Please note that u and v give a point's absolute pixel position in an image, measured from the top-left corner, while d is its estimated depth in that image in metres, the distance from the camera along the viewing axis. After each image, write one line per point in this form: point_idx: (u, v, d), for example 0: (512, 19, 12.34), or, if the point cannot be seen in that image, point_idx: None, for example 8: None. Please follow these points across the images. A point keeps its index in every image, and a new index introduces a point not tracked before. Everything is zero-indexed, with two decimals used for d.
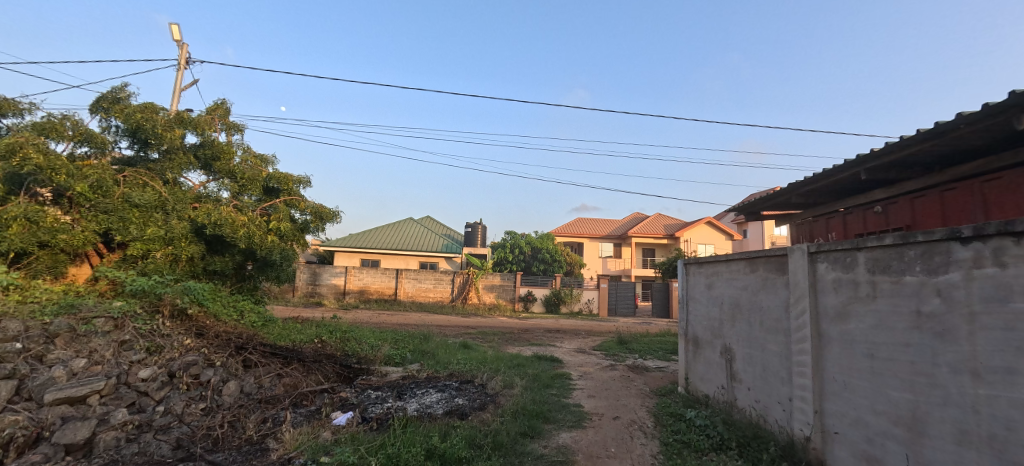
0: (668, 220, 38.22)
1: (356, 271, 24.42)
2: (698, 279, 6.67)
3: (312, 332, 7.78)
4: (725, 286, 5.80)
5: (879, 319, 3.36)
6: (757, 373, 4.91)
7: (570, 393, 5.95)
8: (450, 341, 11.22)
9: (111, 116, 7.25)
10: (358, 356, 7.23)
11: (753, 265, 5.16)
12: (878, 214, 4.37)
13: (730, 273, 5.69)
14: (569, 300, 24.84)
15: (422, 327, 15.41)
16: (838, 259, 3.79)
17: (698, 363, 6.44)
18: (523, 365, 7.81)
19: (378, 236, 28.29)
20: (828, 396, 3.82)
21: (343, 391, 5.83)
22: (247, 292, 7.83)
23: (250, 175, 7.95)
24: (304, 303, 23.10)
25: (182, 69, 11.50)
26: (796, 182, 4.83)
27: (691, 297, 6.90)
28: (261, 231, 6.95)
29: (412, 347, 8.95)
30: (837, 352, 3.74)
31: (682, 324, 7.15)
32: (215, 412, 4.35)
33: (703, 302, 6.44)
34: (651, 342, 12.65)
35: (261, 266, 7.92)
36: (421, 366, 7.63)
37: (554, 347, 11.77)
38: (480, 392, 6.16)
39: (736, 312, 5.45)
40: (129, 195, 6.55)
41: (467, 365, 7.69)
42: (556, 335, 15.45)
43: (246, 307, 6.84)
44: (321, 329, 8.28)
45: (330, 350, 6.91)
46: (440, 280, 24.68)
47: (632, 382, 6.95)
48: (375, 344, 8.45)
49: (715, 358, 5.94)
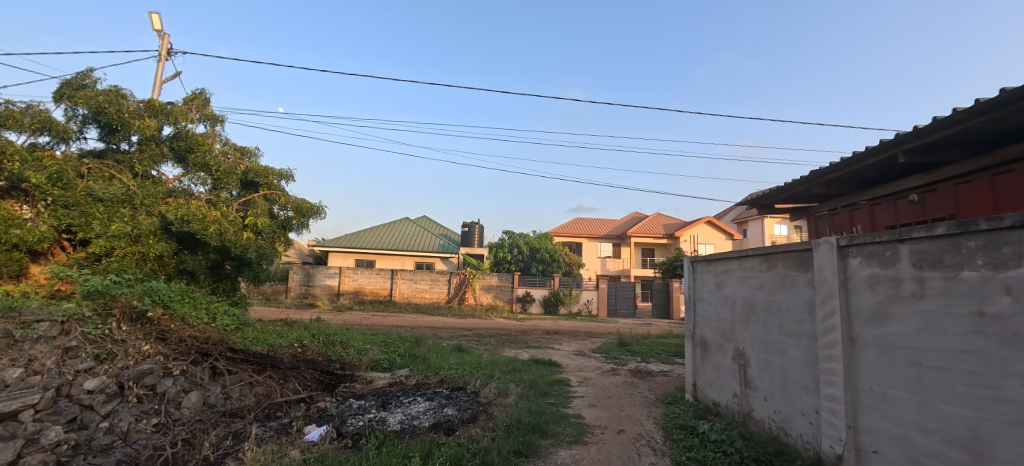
0: (668, 219, 37.79)
1: (350, 272, 23.95)
2: (706, 278, 6.20)
3: (294, 335, 7.28)
4: (737, 285, 5.34)
5: (928, 322, 2.89)
6: (775, 381, 4.44)
7: (569, 402, 5.46)
8: (444, 344, 10.74)
9: (75, 103, 6.76)
10: (342, 362, 6.73)
11: (769, 261, 4.70)
12: (913, 203, 3.88)
13: (743, 271, 5.23)
14: (568, 301, 24.38)
15: (417, 329, 14.93)
16: (874, 253, 3.32)
17: (707, 368, 5.97)
18: (519, 370, 7.33)
19: (374, 236, 27.79)
20: (864, 409, 3.35)
21: (322, 401, 5.33)
22: (225, 294, 7.33)
23: (226, 168, 7.46)
24: (297, 304, 22.59)
25: (163, 60, 11.04)
26: (819, 170, 4.33)
27: (698, 297, 6.44)
28: (235, 227, 6.46)
29: (403, 351, 8.45)
30: (874, 359, 3.28)
31: (689, 326, 6.68)
32: (168, 430, 3.84)
33: (712, 302, 5.98)
34: (653, 344, 12.19)
35: (239, 266, 7.42)
36: (411, 372, 7.13)
37: (552, 350, 11.30)
38: (473, 401, 5.67)
39: (750, 313, 4.99)
40: (92, 189, 6.06)
41: (460, 370, 7.21)
42: (554, 336, 15.00)
43: (219, 309, 6.33)
44: (305, 332, 7.79)
45: (311, 355, 6.40)
46: (436, 280, 24.21)
47: (636, 388, 6.46)
48: (362, 349, 7.94)
49: (726, 363, 5.48)
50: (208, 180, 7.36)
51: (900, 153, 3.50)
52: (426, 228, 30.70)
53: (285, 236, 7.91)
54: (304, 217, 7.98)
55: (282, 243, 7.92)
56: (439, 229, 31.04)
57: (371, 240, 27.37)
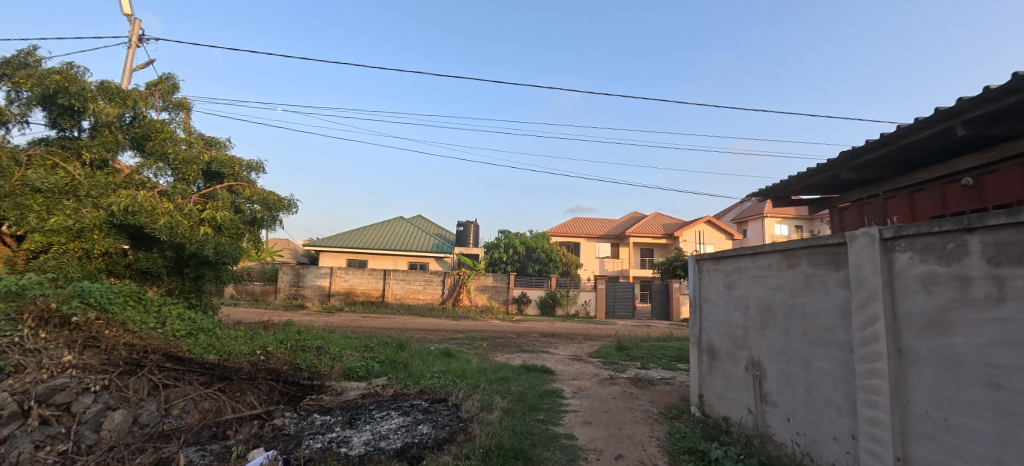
0: (667, 219, 37.20)
1: (342, 272, 23.30)
2: (714, 277, 5.60)
3: (259, 341, 6.63)
4: (750, 286, 4.72)
5: (1009, 333, 2.27)
6: (799, 398, 3.83)
7: (561, 419, 4.82)
8: (431, 348, 10.10)
9: (18, 85, 6.12)
10: (310, 371, 6.07)
11: (790, 258, 4.08)
12: (967, 188, 3.27)
13: (756, 270, 4.63)
14: (565, 302, 23.74)
15: (406, 332, 14.26)
16: (931, 247, 2.70)
17: (716, 379, 5.36)
18: (508, 379, 6.70)
19: (366, 236, 27.11)
20: (917, 439, 2.73)
21: (279, 418, 4.68)
22: (185, 296, 6.66)
23: (187, 157, 6.76)
24: (286, 306, 21.92)
25: (133, 47, 10.40)
26: (852, 150, 3.72)
27: (704, 299, 5.82)
28: (190, 222, 5.83)
29: (383, 357, 7.80)
30: (931, 377, 2.66)
31: (694, 331, 6.07)
32: (74, 460, 3.31)
33: (720, 305, 5.37)
34: (653, 348, 11.57)
35: (200, 264, 6.73)
36: (388, 380, 6.48)
37: (547, 355, 10.68)
38: (452, 417, 5.03)
39: (766, 318, 4.39)
40: (29, 178, 5.42)
41: (443, 379, 6.56)
42: (550, 339, 14.39)
43: (171, 313, 5.68)
44: (275, 337, 7.15)
45: (275, 365, 5.74)
46: (430, 281, 23.54)
47: (636, 401, 5.82)
48: (337, 355, 7.28)
49: (738, 373, 4.86)
50: (167, 171, 6.69)
51: (959, 123, 2.90)
52: (420, 227, 30.04)
53: (253, 232, 7.27)
54: (273, 211, 7.34)
55: (250, 240, 7.27)
56: (433, 228, 30.39)
57: (364, 239, 26.69)
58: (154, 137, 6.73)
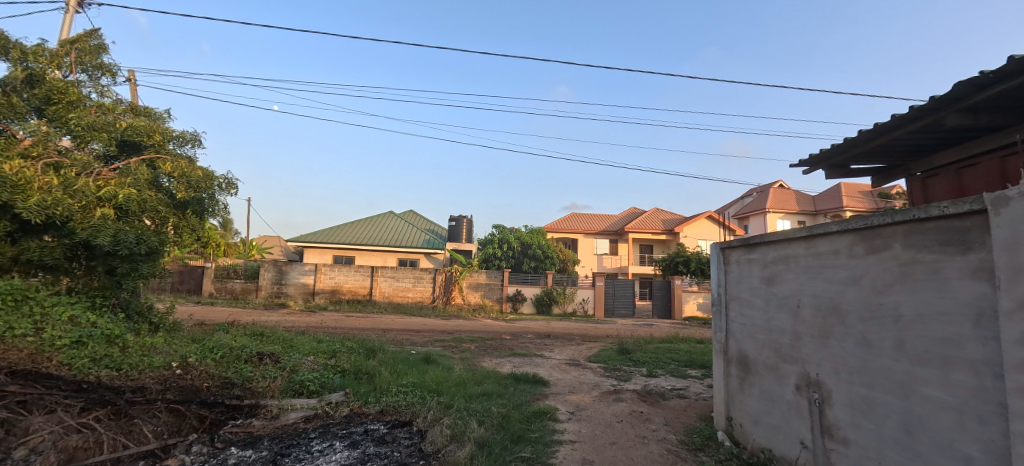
0: (667, 215, 36.08)
1: (327, 269, 22.07)
2: (745, 269, 4.48)
3: (185, 349, 5.44)
4: (804, 279, 3.59)
5: None
6: (892, 438, 2.72)
7: (552, 456, 3.66)
8: (410, 353, 8.96)
9: None
10: (241, 388, 4.82)
11: (870, 241, 2.95)
12: None
13: (812, 259, 3.50)
14: (562, 300, 22.62)
15: (389, 333, 13.06)
16: None
17: (752, 398, 4.22)
18: (491, 394, 5.54)
19: (354, 231, 25.89)
20: None
21: (176, 456, 3.52)
22: (86, 296, 5.54)
23: (91, 122, 6.11)
24: (266, 304, 20.72)
25: (72, 12, 9.18)
26: (965, 84, 2.58)
27: (732, 297, 4.69)
28: (80, 202, 5.31)
29: (346, 366, 6.59)
30: None
31: (717, 337, 4.96)
32: None
33: (756, 305, 4.24)
34: (658, 351, 10.46)
35: (104, 255, 5.68)
36: (343, 396, 5.27)
37: (541, 360, 9.54)
38: (412, 451, 3.86)
39: (832, 322, 3.25)
40: None
41: (410, 394, 5.38)
42: (545, 340, 13.29)
43: (59, 317, 4.52)
44: (211, 345, 5.95)
45: (192, 383, 4.50)
46: (420, 278, 22.35)
47: (650, 425, 4.63)
48: (287, 365, 6.02)
49: (786, 395, 3.73)
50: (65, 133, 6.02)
51: None
52: (411, 222, 28.88)
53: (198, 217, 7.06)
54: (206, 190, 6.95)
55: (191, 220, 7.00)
56: (425, 224, 29.21)
57: (351, 235, 25.46)
58: (58, 100, 6.07)
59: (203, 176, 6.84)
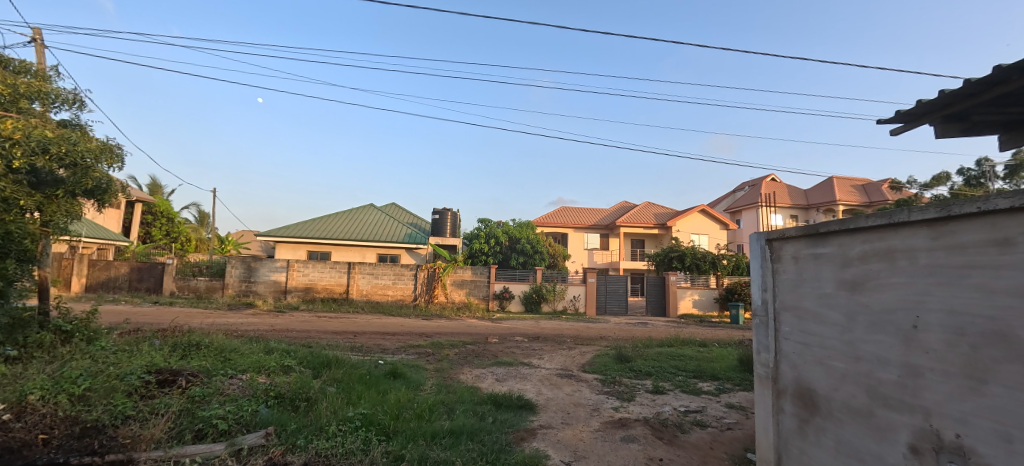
0: (659, 208, 35.07)
1: (300, 266, 20.53)
2: (806, 269, 3.25)
3: (40, 380, 4.11)
4: (926, 285, 2.34)
5: None
6: None
7: None
8: (374, 366, 7.64)
9: None
10: (105, 437, 3.48)
11: None
12: None
13: (943, 255, 2.27)
14: (552, 298, 21.43)
15: (359, 337, 11.67)
16: None
17: (824, 451, 3.03)
18: (460, 432, 4.24)
19: (331, 224, 24.38)
20: None
21: None
22: None
23: None
24: (232, 304, 19.15)
25: None
26: None
27: (787, 306, 3.45)
28: None
29: (279, 388, 5.21)
30: None
31: (760, 359, 3.76)
32: None
33: (828, 319, 3.01)
34: (660, 358, 9.30)
35: None
36: (262, 438, 3.88)
37: (529, 371, 8.29)
38: None
39: (993, 358, 2.02)
40: None
41: (349, 436, 4.05)
42: (533, 344, 12.08)
43: None
44: (86, 368, 4.60)
45: (12, 438, 3.25)
46: (401, 275, 20.89)
47: None
48: (195, 395, 4.62)
49: (889, 457, 2.54)
50: None
51: None
52: (393, 216, 27.44)
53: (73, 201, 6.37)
54: (91, 159, 6.17)
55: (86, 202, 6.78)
56: (408, 218, 27.78)
57: (327, 228, 23.94)
58: None
59: (54, 138, 5.64)
